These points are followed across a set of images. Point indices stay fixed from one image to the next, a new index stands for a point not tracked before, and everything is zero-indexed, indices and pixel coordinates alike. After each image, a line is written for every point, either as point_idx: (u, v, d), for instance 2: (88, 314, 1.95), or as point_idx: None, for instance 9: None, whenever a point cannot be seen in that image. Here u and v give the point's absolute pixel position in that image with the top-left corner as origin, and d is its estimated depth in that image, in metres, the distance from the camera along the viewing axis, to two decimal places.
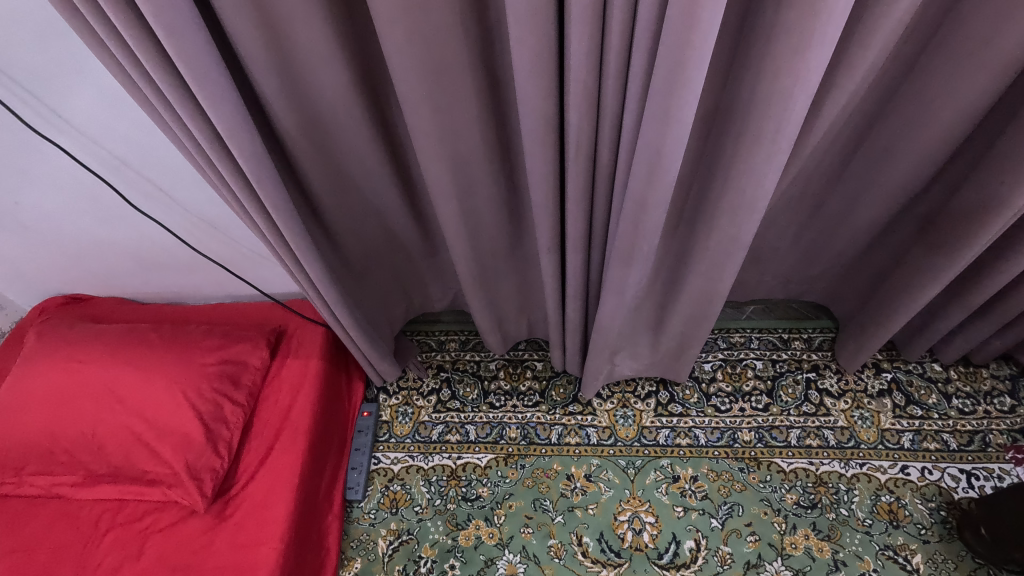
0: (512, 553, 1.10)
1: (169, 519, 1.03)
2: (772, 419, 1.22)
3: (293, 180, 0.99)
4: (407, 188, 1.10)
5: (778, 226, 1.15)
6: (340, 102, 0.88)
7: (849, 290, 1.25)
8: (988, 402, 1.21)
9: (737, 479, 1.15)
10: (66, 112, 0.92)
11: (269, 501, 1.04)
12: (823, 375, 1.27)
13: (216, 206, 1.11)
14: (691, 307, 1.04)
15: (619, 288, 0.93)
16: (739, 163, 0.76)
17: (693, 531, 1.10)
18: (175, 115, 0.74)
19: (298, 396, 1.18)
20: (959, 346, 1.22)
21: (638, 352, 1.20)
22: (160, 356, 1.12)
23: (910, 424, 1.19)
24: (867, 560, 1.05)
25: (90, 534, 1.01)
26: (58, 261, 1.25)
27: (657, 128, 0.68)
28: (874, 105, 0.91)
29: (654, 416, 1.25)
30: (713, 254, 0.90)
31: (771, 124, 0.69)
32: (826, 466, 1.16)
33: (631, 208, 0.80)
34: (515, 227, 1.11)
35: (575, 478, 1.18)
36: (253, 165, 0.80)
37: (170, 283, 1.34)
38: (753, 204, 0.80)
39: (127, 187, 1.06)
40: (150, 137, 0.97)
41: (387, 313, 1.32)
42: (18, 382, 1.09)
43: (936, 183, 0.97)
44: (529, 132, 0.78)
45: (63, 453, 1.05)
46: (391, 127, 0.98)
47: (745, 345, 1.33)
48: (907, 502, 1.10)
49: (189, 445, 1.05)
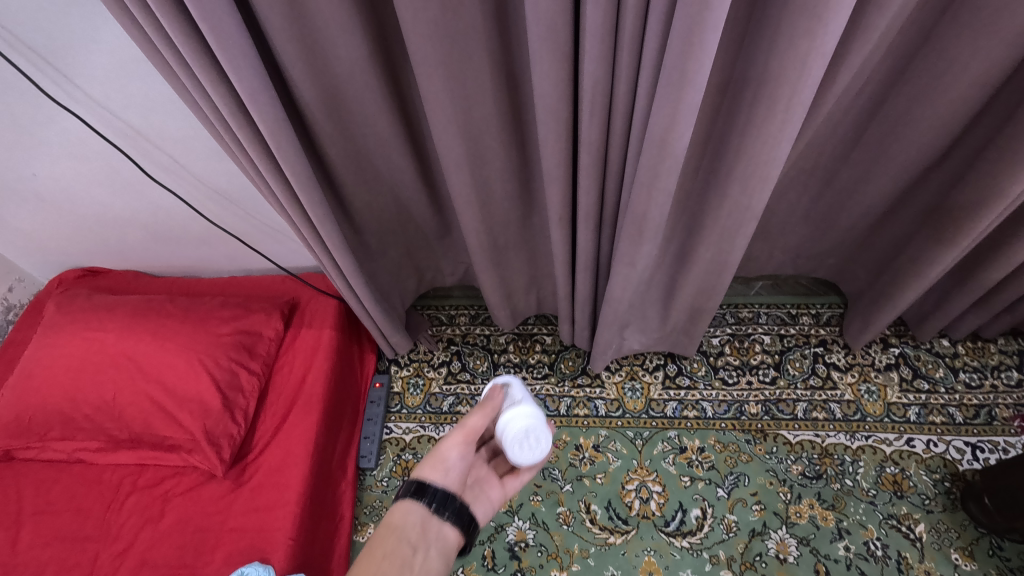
0: (521, 519, 1.13)
1: (189, 483, 1.06)
2: (779, 392, 1.23)
3: (307, 150, 1.00)
4: (418, 160, 1.10)
5: (788, 199, 1.15)
6: (353, 70, 0.87)
7: (858, 266, 1.25)
8: (995, 377, 1.21)
9: (744, 450, 1.17)
10: (85, 83, 0.93)
11: (286, 466, 1.07)
12: (831, 350, 1.28)
13: (230, 178, 1.12)
14: (701, 280, 1.04)
15: (630, 260, 0.93)
16: (752, 131, 0.76)
17: (700, 500, 1.12)
18: (195, 81, 0.75)
19: (312, 366, 1.20)
20: (969, 321, 1.22)
21: (647, 326, 1.21)
22: (177, 326, 1.14)
23: (916, 397, 1.20)
24: (870, 529, 1.07)
25: (112, 497, 1.05)
26: (75, 234, 1.27)
27: (670, 94, 0.68)
28: (891, 74, 0.90)
29: (662, 389, 1.26)
30: (724, 224, 0.91)
31: (786, 89, 0.68)
32: (832, 438, 1.17)
33: (644, 177, 0.79)
34: (525, 200, 1.11)
35: (583, 448, 1.20)
36: (271, 132, 0.80)
37: (184, 256, 1.36)
38: (767, 172, 0.79)
39: (144, 158, 1.08)
40: (165, 107, 0.98)
41: (399, 287, 1.33)
42: (40, 351, 1.11)
43: (951, 154, 0.97)
44: (543, 99, 0.77)
45: (85, 419, 1.07)
46: (403, 97, 0.98)
47: (753, 320, 1.33)
48: (912, 473, 1.12)
49: (207, 412, 1.07)
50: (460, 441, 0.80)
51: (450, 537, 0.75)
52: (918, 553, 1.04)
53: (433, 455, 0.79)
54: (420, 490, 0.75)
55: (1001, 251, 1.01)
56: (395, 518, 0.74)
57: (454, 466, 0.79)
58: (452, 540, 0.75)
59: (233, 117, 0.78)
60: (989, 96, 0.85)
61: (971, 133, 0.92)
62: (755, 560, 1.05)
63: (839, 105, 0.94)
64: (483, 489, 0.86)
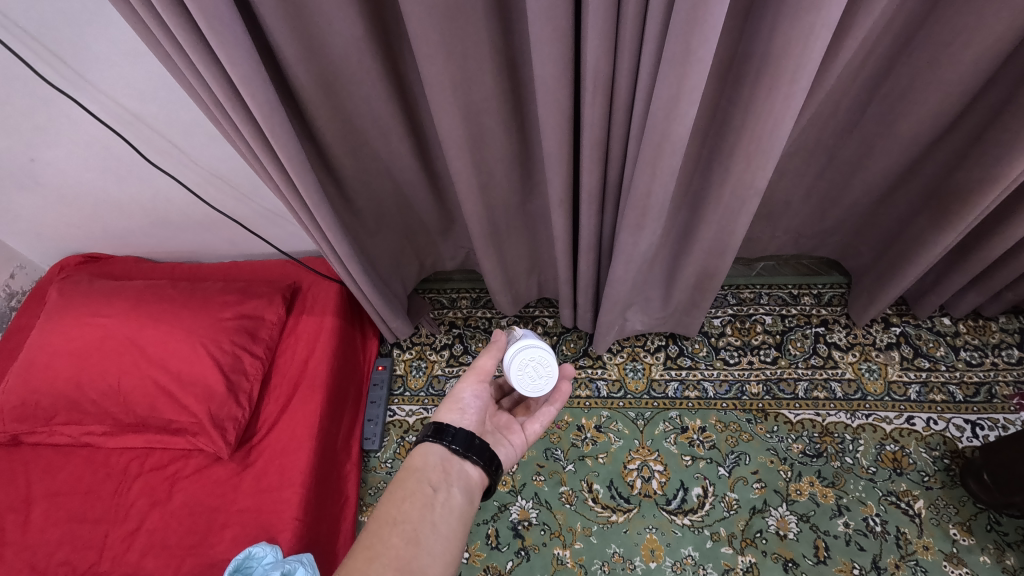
0: (524, 499, 1.14)
1: (196, 465, 1.07)
2: (780, 371, 1.24)
3: (308, 132, 0.99)
4: (418, 141, 1.09)
5: (790, 177, 1.14)
6: (350, 48, 0.86)
7: (861, 244, 1.25)
8: (996, 354, 1.22)
9: (744, 429, 1.18)
10: (81, 66, 0.92)
11: (290, 448, 1.08)
12: (832, 330, 1.28)
13: (229, 162, 1.12)
14: (703, 259, 1.04)
15: (632, 240, 0.93)
16: (756, 106, 0.75)
17: (701, 479, 1.13)
18: (189, 62, 0.74)
19: (314, 349, 1.20)
20: (970, 299, 1.22)
21: (649, 306, 1.21)
22: (180, 311, 1.14)
23: (917, 375, 1.21)
24: (869, 506, 1.08)
25: (120, 479, 1.06)
26: (75, 220, 1.27)
27: (674, 68, 0.66)
28: (894, 49, 0.88)
29: (663, 369, 1.27)
30: (726, 203, 0.90)
31: (790, 64, 0.67)
32: (833, 417, 1.18)
33: (647, 155, 0.78)
34: (526, 181, 1.10)
35: (585, 429, 1.21)
36: (267, 113, 0.79)
37: (185, 241, 1.36)
38: (770, 149, 0.79)
39: (142, 142, 1.07)
40: (161, 90, 0.97)
41: (400, 270, 1.33)
42: (44, 336, 1.12)
43: (955, 127, 0.95)
44: (542, 77, 0.76)
45: (90, 403, 1.08)
46: (401, 77, 0.97)
47: (755, 301, 1.33)
48: (911, 451, 1.13)
49: (211, 395, 1.08)
50: (475, 382, 0.84)
51: (474, 476, 0.76)
52: (917, 529, 1.05)
53: (450, 398, 0.83)
54: (441, 432, 0.76)
55: (1004, 226, 1.00)
56: (416, 462, 0.73)
57: (470, 406, 0.83)
58: (476, 478, 0.76)
59: (229, 99, 0.77)
60: (995, 67, 0.84)
61: (977, 106, 0.91)
62: (755, 537, 1.07)
63: (843, 79, 0.93)
64: (504, 434, 0.87)
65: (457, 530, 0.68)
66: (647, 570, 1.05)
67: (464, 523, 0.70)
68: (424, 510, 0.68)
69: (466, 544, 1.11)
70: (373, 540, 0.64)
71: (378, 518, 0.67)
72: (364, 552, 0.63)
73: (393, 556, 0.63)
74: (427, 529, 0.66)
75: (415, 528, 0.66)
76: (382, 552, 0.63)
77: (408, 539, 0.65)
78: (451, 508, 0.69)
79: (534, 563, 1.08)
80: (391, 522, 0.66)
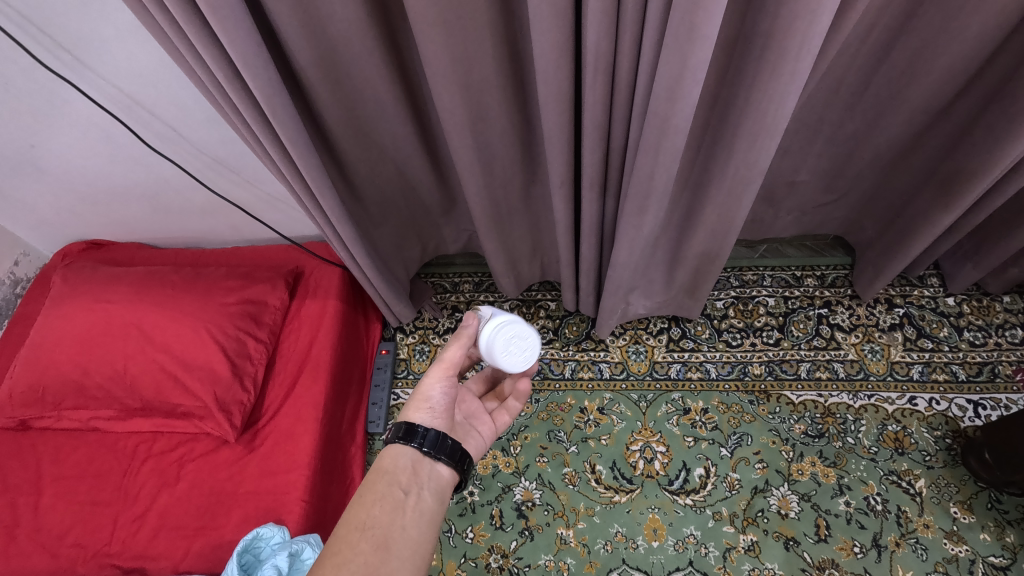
0: (527, 480, 1.15)
1: (203, 449, 1.08)
2: (783, 353, 1.24)
3: (309, 115, 0.98)
4: (419, 123, 1.08)
5: (794, 155, 1.13)
6: (349, 29, 0.85)
7: (868, 219, 1.24)
8: (999, 334, 1.22)
9: (747, 411, 1.18)
10: (78, 50, 0.91)
11: (295, 432, 1.09)
12: (835, 311, 1.28)
13: (229, 146, 1.11)
14: (705, 241, 1.03)
15: (635, 222, 0.92)
16: (760, 83, 0.74)
17: (703, 460, 1.14)
18: (188, 44, 0.73)
19: (318, 334, 1.21)
20: (972, 275, 1.21)
21: (652, 290, 1.20)
22: (184, 296, 1.15)
23: (920, 356, 1.21)
24: (870, 485, 1.09)
25: (129, 463, 1.07)
26: (77, 206, 1.27)
27: (678, 45, 0.65)
28: (899, 20, 0.87)
29: (666, 351, 1.27)
30: (729, 184, 0.89)
31: (796, 39, 0.66)
32: (835, 398, 1.18)
33: (650, 136, 0.77)
34: (527, 164, 1.10)
35: (588, 411, 1.22)
36: (267, 95, 0.78)
37: (188, 226, 1.36)
38: (773, 126, 0.78)
39: (141, 127, 1.06)
40: (160, 73, 0.96)
41: (402, 256, 1.33)
42: (51, 323, 1.12)
43: (960, 100, 0.95)
44: (543, 56, 0.75)
45: (97, 388, 1.08)
46: (401, 58, 0.96)
47: (758, 283, 1.33)
48: (913, 431, 1.13)
49: (216, 379, 1.09)
50: (442, 377, 0.78)
51: (445, 476, 0.76)
52: (918, 508, 1.06)
53: (416, 396, 0.77)
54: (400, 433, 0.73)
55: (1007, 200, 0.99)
56: (386, 463, 0.72)
57: (438, 402, 0.78)
58: (447, 477, 0.76)
59: (229, 81, 0.76)
60: (1001, 35, 0.83)
61: (983, 79, 0.90)
62: (757, 516, 1.08)
63: (846, 51, 0.92)
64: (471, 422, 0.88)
65: (427, 531, 0.69)
66: (649, 549, 1.07)
67: (434, 523, 0.70)
68: (394, 514, 0.67)
69: (470, 524, 1.12)
70: (339, 546, 0.63)
71: (345, 525, 0.66)
72: (331, 558, 0.62)
73: (362, 562, 0.62)
74: (396, 533, 0.66)
75: (383, 534, 0.65)
76: (348, 558, 0.62)
77: (377, 544, 0.64)
78: (421, 510, 0.70)
79: (537, 543, 1.09)
80: (358, 529, 0.65)
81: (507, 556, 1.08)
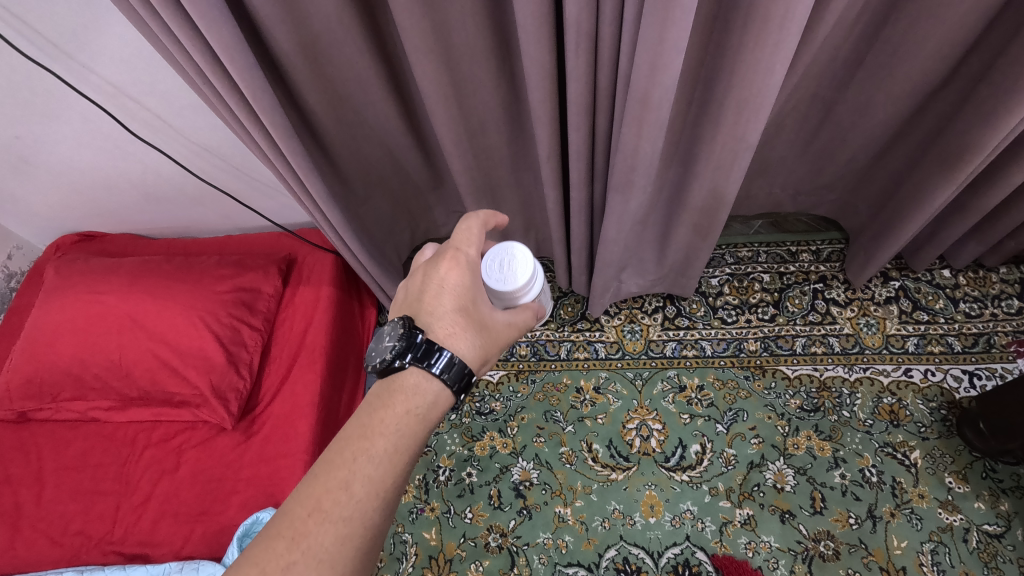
0: (525, 460, 1.16)
1: (201, 436, 1.09)
2: (778, 328, 1.24)
3: (292, 100, 0.97)
4: (406, 105, 1.07)
5: (788, 130, 1.12)
6: (329, 10, 0.83)
7: (860, 201, 1.23)
8: (995, 305, 1.21)
9: (742, 387, 1.19)
10: (55, 36, 0.89)
11: (293, 416, 1.09)
12: (831, 286, 1.28)
13: (216, 133, 1.10)
14: (697, 217, 1.02)
15: (622, 200, 0.91)
16: (746, 53, 0.73)
17: (699, 436, 1.14)
18: (163, 25, 0.71)
19: (312, 319, 1.21)
20: (970, 249, 1.20)
21: (644, 268, 1.20)
22: (177, 286, 1.15)
23: (915, 328, 1.21)
24: (866, 457, 1.09)
25: (129, 452, 1.08)
26: (67, 197, 1.26)
27: (658, 17, 0.64)
28: None
29: (661, 330, 1.27)
30: (718, 157, 0.88)
31: (778, 9, 0.65)
32: (830, 371, 1.18)
33: (633, 110, 0.76)
34: (517, 146, 1.09)
35: (584, 390, 1.22)
36: (247, 78, 0.77)
37: (180, 216, 1.36)
38: (760, 98, 0.77)
39: (127, 117, 1.05)
40: (140, 59, 0.94)
41: (394, 240, 1.33)
42: (43, 317, 1.12)
43: (957, 72, 0.92)
44: (526, 34, 0.73)
45: (93, 379, 1.09)
46: (384, 39, 0.94)
47: (753, 259, 1.33)
48: (908, 403, 1.13)
49: (212, 368, 1.09)
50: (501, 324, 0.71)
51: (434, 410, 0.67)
52: (913, 478, 1.06)
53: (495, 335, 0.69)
54: (440, 359, 0.62)
55: (1003, 174, 0.98)
56: (426, 409, 0.62)
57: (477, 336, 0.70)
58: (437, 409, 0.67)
59: (208, 65, 0.75)
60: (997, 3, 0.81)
61: (979, 47, 0.88)
62: (753, 491, 1.08)
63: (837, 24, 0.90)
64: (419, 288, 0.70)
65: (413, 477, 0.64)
66: (646, 525, 1.08)
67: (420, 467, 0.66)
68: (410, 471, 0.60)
69: (469, 505, 1.13)
70: (351, 510, 0.55)
71: (368, 486, 0.57)
72: (340, 526, 0.54)
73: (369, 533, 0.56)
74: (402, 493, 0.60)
75: (394, 498, 0.59)
76: (358, 527, 0.55)
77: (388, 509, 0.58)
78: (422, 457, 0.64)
79: (535, 521, 1.10)
80: (381, 496, 0.57)
81: (506, 535, 1.09)
